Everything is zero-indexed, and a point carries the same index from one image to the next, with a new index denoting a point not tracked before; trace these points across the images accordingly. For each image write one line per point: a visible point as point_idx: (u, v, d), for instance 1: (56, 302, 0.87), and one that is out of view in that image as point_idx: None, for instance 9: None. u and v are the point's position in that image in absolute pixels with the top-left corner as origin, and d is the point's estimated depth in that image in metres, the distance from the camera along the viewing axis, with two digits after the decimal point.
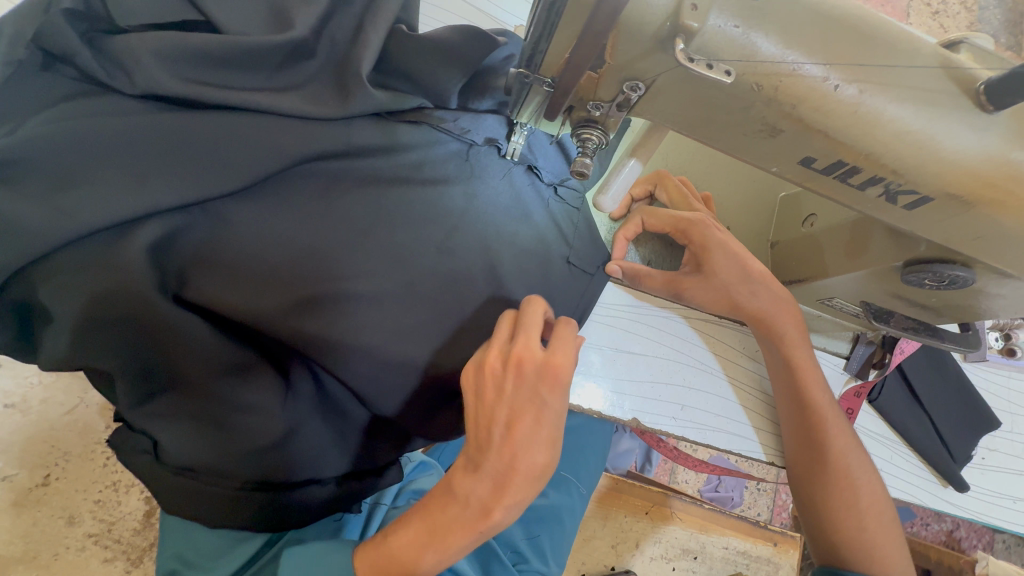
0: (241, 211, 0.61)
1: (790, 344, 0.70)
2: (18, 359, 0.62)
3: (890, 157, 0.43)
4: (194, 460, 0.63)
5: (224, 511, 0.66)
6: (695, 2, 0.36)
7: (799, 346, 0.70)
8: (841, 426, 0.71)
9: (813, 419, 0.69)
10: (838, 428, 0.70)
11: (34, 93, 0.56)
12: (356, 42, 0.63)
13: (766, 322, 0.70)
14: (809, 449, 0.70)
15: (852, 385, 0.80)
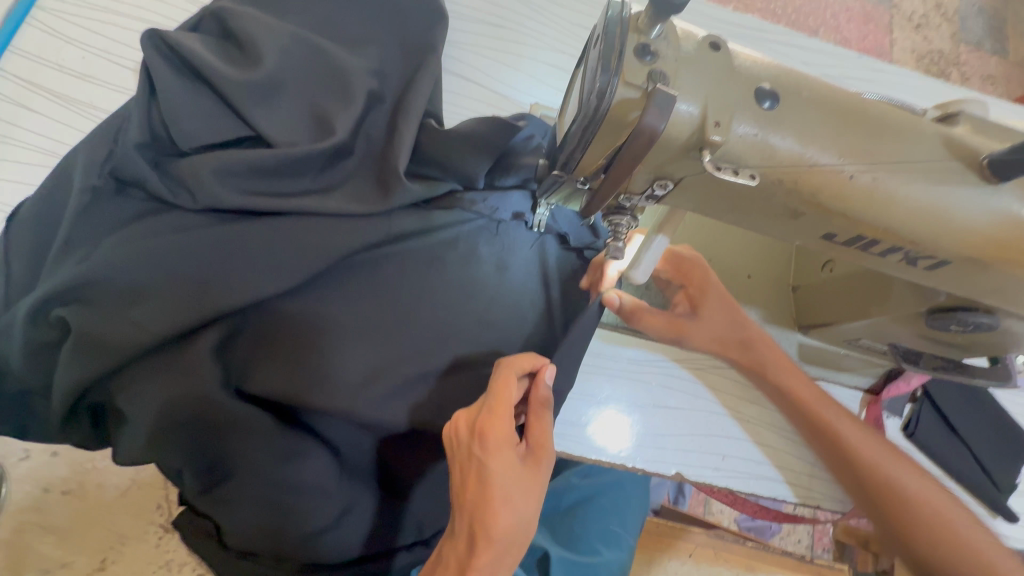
0: (294, 304, 0.64)
1: (782, 373, 0.69)
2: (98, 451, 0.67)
3: (907, 229, 0.46)
4: (256, 544, 0.66)
5: None
6: (717, 119, 0.40)
7: (800, 376, 0.69)
8: (901, 469, 0.64)
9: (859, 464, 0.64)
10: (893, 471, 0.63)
11: (107, 215, 0.61)
12: (391, 140, 0.68)
13: (755, 350, 0.70)
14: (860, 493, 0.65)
15: (891, 424, 0.82)
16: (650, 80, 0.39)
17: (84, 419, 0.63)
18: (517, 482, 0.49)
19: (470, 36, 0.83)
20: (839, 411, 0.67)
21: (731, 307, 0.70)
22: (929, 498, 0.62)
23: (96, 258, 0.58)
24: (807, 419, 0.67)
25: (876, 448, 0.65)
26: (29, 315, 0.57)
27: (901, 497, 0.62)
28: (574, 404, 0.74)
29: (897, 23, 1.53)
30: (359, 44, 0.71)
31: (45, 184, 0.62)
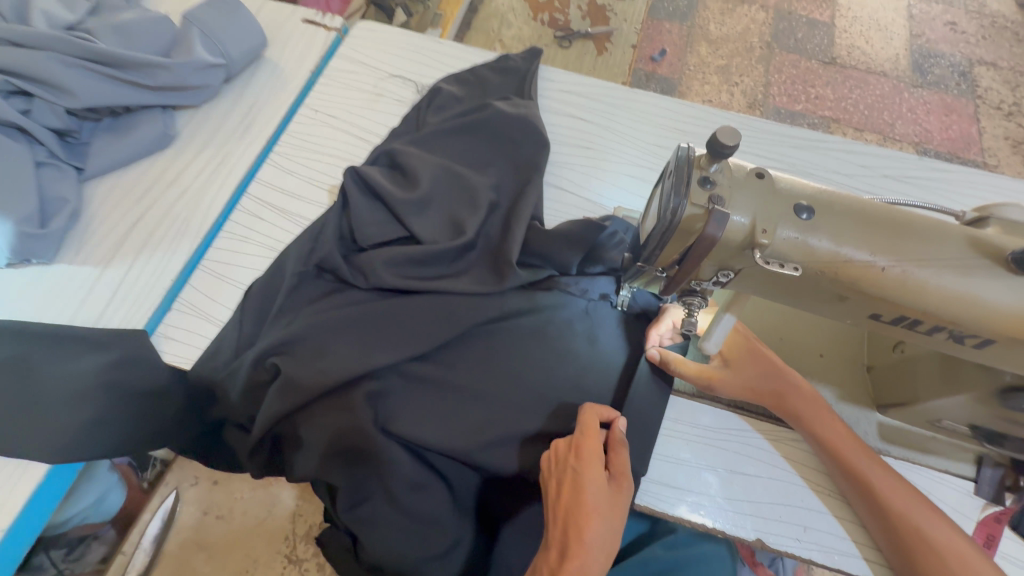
0: (428, 362, 0.83)
1: (817, 424, 0.78)
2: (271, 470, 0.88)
3: (944, 311, 0.55)
4: (382, 561, 0.79)
5: None
6: (764, 227, 0.54)
7: (834, 422, 0.78)
8: (925, 516, 0.72)
9: (886, 509, 0.73)
10: (916, 517, 0.72)
11: (307, 292, 0.85)
12: (506, 237, 0.89)
13: (786, 399, 0.80)
14: (888, 535, 0.73)
15: (991, 512, 0.79)
16: (710, 201, 0.55)
17: (273, 444, 0.84)
18: (602, 494, 0.66)
19: (565, 156, 1.06)
20: (872, 461, 0.76)
21: (761, 358, 0.81)
22: (947, 542, 0.71)
23: (300, 323, 0.81)
24: (844, 469, 0.76)
25: (902, 496, 0.74)
26: (252, 363, 0.79)
27: (922, 539, 0.71)
28: (657, 464, 0.82)
29: (982, 113, 1.72)
30: (485, 168, 0.95)
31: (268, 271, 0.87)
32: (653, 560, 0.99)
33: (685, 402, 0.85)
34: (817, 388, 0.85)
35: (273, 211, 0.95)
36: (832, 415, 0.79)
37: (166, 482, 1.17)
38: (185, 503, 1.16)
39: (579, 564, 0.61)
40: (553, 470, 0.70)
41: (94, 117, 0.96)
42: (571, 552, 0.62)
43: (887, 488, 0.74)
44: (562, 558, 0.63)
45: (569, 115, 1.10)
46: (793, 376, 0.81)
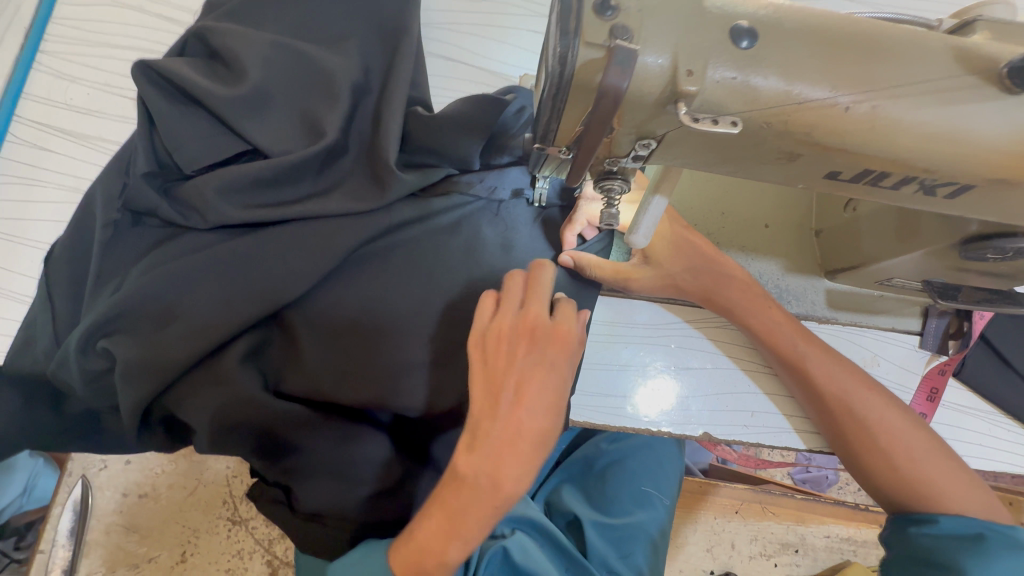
0: (310, 307, 0.67)
1: (748, 314, 0.70)
2: (170, 450, 0.73)
3: (919, 158, 0.42)
4: (319, 508, 0.71)
5: (346, 547, 0.73)
6: (689, 68, 0.38)
7: (768, 309, 0.70)
8: (860, 395, 0.67)
9: (820, 392, 0.68)
10: (851, 397, 0.67)
11: (131, 246, 0.65)
12: (381, 133, 0.69)
13: (714, 297, 0.70)
14: (822, 415, 0.69)
15: (935, 363, 0.76)
16: (612, 36, 0.37)
17: (156, 430, 0.69)
18: (554, 384, 0.58)
19: (451, 14, 0.82)
20: (810, 344, 0.69)
21: (684, 254, 0.69)
22: (881, 419, 0.67)
23: (126, 287, 0.62)
24: (778, 355, 0.70)
25: (841, 376, 0.68)
26: (77, 348, 0.62)
27: (855, 418, 0.67)
28: (591, 375, 0.73)
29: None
30: (339, 39, 0.71)
31: (72, 225, 0.66)
32: (594, 455, 1.00)
33: (614, 304, 0.75)
34: (762, 264, 0.77)
35: (67, 139, 0.71)
36: (769, 302, 0.70)
37: (68, 472, 1.02)
38: (96, 490, 1.04)
39: (526, 459, 0.56)
40: (500, 352, 0.58)
41: None
42: (518, 447, 0.56)
43: (825, 370, 0.68)
44: (510, 457, 0.55)
45: None
46: (728, 267, 0.70)
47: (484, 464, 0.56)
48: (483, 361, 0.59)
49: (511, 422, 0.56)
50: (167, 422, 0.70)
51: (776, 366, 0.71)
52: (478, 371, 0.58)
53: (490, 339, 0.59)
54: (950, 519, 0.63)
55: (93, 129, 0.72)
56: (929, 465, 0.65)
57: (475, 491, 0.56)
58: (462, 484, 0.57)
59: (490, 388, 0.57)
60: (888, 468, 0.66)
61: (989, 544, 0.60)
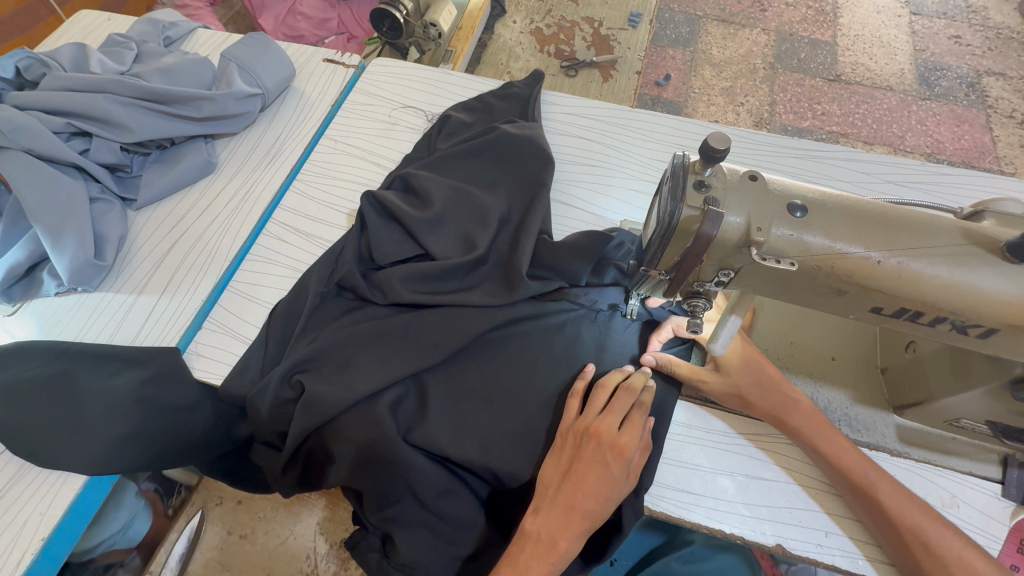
0: (442, 373, 0.86)
1: (816, 436, 0.78)
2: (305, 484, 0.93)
3: (943, 303, 0.56)
4: (413, 559, 0.82)
5: None
6: (758, 226, 0.57)
7: (836, 436, 0.78)
8: (937, 531, 0.70)
9: (894, 525, 0.71)
10: (927, 533, 0.70)
11: (330, 310, 0.90)
12: (515, 250, 0.92)
13: (781, 418, 0.80)
14: (897, 548, 0.72)
15: (1021, 515, 0.76)
16: (705, 203, 0.58)
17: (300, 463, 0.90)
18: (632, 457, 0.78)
19: (572, 174, 1.10)
20: (878, 473, 0.75)
21: (751, 373, 0.82)
22: (958, 559, 0.68)
23: (320, 341, 0.85)
24: (850, 479, 0.75)
25: (912, 509, 0.72)
26: (279, 382, 0.83)
27: (933, 557, 0.69)
28: (669, 469, 0.82)
29: (996, 122, 1.93)
30: (494, 187, 0.99)
31: (292, 293, 0.92)
32: (663, 572, 1.01)
33: (694, 408, 0.86)
34: (830, 392, 0.86)
35: (297, 235, 1.02)
36: (835, 431, 0.78)
37: (192, 502, 1.21)
38: (208, 522, 1.18)
39: (604, 509, 0.75)
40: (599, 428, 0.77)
41: (144, 152, 1.06)
42: (573, 517, 0.73)
43: (894, 501, 0.72)
44: (596, 505, 0.74)
45: (574, 136, 1.15)
46: (792, 392, 0.81)
47: (580, 509, 0.74)
48: (561, 447, 0.79)
49: (570, 495, 0.75)
50: (311, 455, 0.89)
51: (844, 492, 0.76)
52: (579, 442, 0.78)
53: (591, 418, 0.79)
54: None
55: (316, 230, 1.02)
56: None
57: (567, 532, 0.73)
58: (555, 528, 0.73)
59: (561, 467, 0.77)
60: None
61: None
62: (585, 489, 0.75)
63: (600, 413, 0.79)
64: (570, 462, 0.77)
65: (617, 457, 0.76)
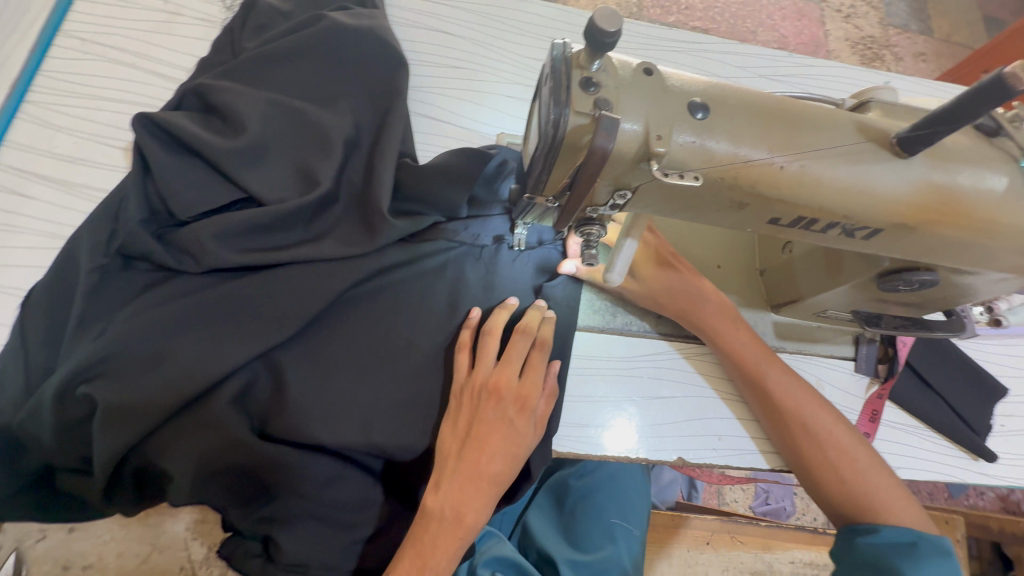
0: (298, 348, 0.69)
1: (718, 332, 0.78)
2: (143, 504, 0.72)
3: (839, 207, 0.52)
4: (304, 556, 0.68)
5: None
6: (659, 133, 0.47)
7: (735, 329, 0.78)
8: (813, 411, 0.75)
9: (780, 407, 0.75)
10: (806, 414, 0.75)
11: (121, 289, 0.66)
12: (371, 182, 0.74)
13: (693, 315, 0.78)
14: (783, 431, 0.76)
15: (874, 389, 0.86)
16: (596, 107, 0.45)
17: (126, 485, 0.69)
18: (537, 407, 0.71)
19: (432, 80, 0.90)
20: (773, 363, 0.77)
21: (669, 274, 0.77)
22: (832, 435, 0.74)
23: (111, 334, 0.62)
24: (744, 369, 0.77)
25: (796, 392, 0.76)
26: (56, 399, 0.61)
27: (807, 434, 0.74)
28: (573, 406, 0.78)
29: (827, 16, 2.01)
30: (331, 99, 0.76)
31: (52, 270, 0.66)
32: (563, 490, 1.03)
33: (592, 337, 0.81)
34: None
35: (48, 186, 0.72)
36: (736, 323, 0.79)
37: None
38: (31, 565, 0.94)
39: (512, 466, 0.68)
40: (497, 384, 0.70)
41: None
42: (480, 484, 0.66)
43: (787, 387, 0.76)
44: (502, 464, 0.68)
45: (429, 28, 0.93)
46: (707, 287, 0.78)
47: (487, 472, 0.67)
48: (456, 411, 0.70)
49: (473, 462, 0.67)
50: (140, 472, 0.68)
51: (739, 382, 0.79)
52: (478, 403, 0.69)
53: (487, 375, 0.70)
54: (890, 530, 0.70)
55: (77, 176, 0.73)
56: (872, 479, 0.73)
57: (475, 499, 0.66)
58: (461, 502, 0.65)
59: (459, 433, 0.68)
60: (839, 481, 0.73)
61: (921, 551, 0.68)
62: (488, 452, 0.67)
63: (496, 364, 0.71)
64: (468, 427, 0.68)
65: (520, 410, 0.69)
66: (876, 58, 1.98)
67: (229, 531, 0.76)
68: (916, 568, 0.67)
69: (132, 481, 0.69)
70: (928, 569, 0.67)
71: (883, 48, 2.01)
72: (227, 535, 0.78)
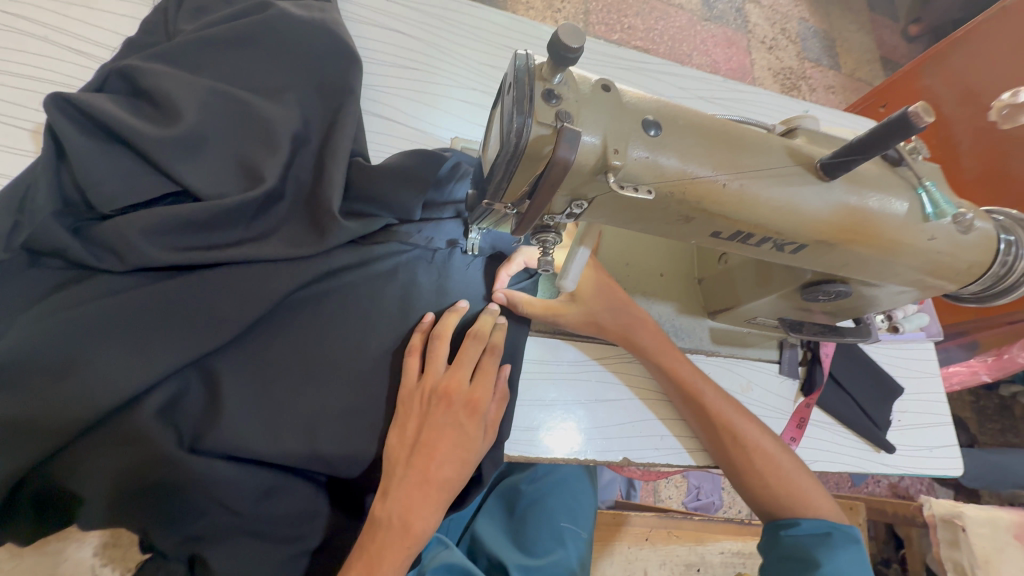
0: (237, 354, 0.65)
1: (659, 351, 0.81)
2: (43, 532, 0.64)
3: (771, 223, 0.57)
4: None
5: None
6: (615, 148, 0.49)
7: (672, 351, 0.82)
8: (743, 424, 0.80)
9: (714, 423, 0.80)
10: (737, 426, 0.80)
11: (27, 288, 0.59)
12: (320, 181, 0.71)
13: (630, 338, 0.80)
14: (715, 442, 0.81)
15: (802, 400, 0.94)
16: (558, 118, 0.47)
17: (23, 507, 0.61)
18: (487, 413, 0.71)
19: (384, 79, 0.89)
20: (706, 383, 0.82)
21: (593, 306, 0.78)
22: (760, 444, 0.80)
23: (16, 337, 0.56)
24: (683, 390, 0.81)
25: (728, 408, 0.80)
26: None
27: (738, 444, 0.80)
28: (523, 411, 0.79)
29: (753, 47, 2.19)
30: (277, 91, 0.72)
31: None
32: (514, 496, 1.04)
33: (541, 342, 0.83)
34: (660, 307, 0.90)
35: None
36: (673, 346, 0.82)
37: None
38: None
39: (461, 472, 0.68)
40: (446, 392, 0.69)
41: None
42: (430, 490, 0.65)
43: (718, 403, 0.80)
44: (452, 470, 0.67)
45: (382, 27, 0.91)
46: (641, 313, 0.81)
47: (436, 479, 0.66)
48: (404, 416, 0.68)
49: (422, 468, 0.65)
50: (41, 494, 0.60)
51: (677, 399, 0.82)
52: (428, 409, 0.68)
53: (435, 384, 0.69)
54: (809, 521, 0.77)
55: None
56: (794, 480, 0.80)
57: (425, 505, 0.65)
58: (409, 510, 0.64)
59: (407, 439, 0.67)
60: (766, 486, 0.79)
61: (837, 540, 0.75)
62: (435, 461, 0.66)
63: (446, 368, 0.71)
64: (412, 438, 0.67)
65: (471, 413, 0.69)
66: (794, 87, 2.18)
67: (146, 553, 0.69)
68: (831, 555, 0.74)
69: (30, 505, 0.61)
70: (841, 555, 0.74)
71: (799, 80, 2.22)
72: (145, 554, 0.70)
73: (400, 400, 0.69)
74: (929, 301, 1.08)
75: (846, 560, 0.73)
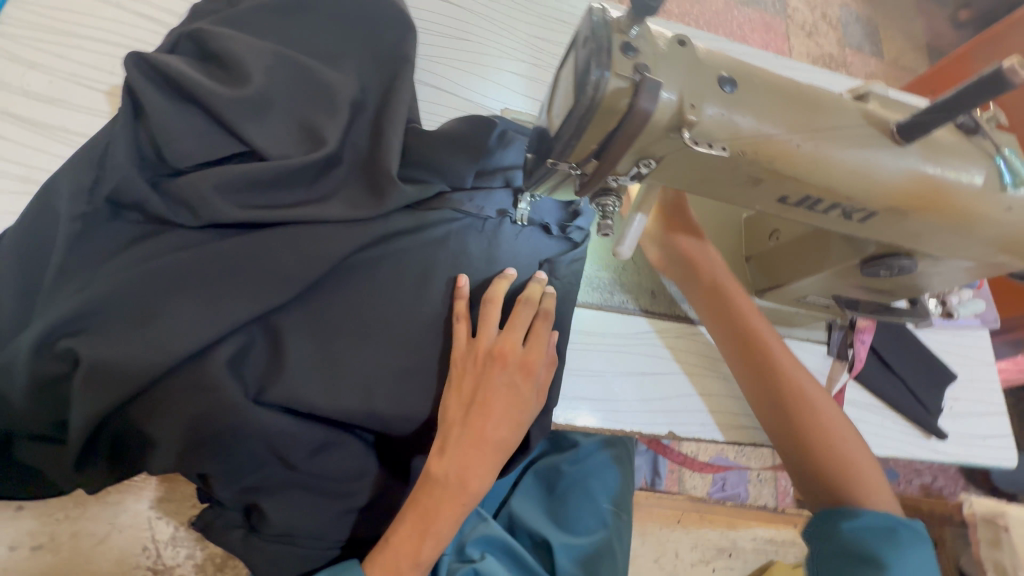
0: (299, 312, 0.66)
1: (748, 317, 0.80)
2: (120, 475, 0.69)
3: (843, 188, 0.56)
4: (290, 527, 0.68)
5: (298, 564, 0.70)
6: (692, 103, 0.48)
7: (755, 318, 0.80)
8: (819, 400, 0.79)
9: (790, 395, 0.78)
10: (813, 401, 0.78)
11: (105, 240, 0.61)
12: (378, 145, 0.71)
13: (721, 300, 0.80)
14: (783, 416, 0.78)
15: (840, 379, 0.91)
16: (636, 71, 0.46)
17: (101, 449, 0.65)
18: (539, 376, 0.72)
19: (435, 50, 0.89)
20: (783, 353, 0.80)
21: (714, 265, 0.80)
22: (830, 423, 0.78)
23: (98, 286, 0.58)
24: (759, 357, 0.79)
25: (804, 381, 0.79)
26: (31, 354, 0.57)
27: (811, 420, 0.77)
28: (569, 381, 0.79)
29: (792, 32, 2.12)
30: (338, 58, 0.73)
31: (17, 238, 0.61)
32: (555, 475, 1.06)
33: (588, 313, 0.83)
34: None
35: (19, 125, 0.66)
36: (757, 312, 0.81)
37: None
38: None
39: (514, 432, 0.69)
40: (499, 355, 0.70)
41: None
42: (484, 448, 0.66)
43: (792, 371, 0.78)
44: (505, 430, 0.68)
45: None
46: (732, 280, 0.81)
47: (490, 437, 0.67)
48: (459, 378, 0.69)
49: (478, 427, 0.67)
50: (118, 436, 0.64)
51: (749, 371, 0.80)
52: (481, 370, 0.69)
53: (488, 347, 0.70)
54: (873, 515, 0.73)
55: (50, 117, 0.67)
56: (863, 464, 0.77)
57: (479, 462, 0.66)
58: (465, 466, 0.65)
59: (463, 400, 0.68)
60: (831, 463, 0.77)
61: (905, 538, 0.72)
62: (489, 419, 0.67)
63: (499, 332, 0.72)
64: (467, 396, 0.68)
65: (525, 375, 0.70)
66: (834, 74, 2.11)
67: (206, 501, 0.73)
68: (899, 553, 0.70)
69: (108, 445, 0.65)
70: (908, 552, 0.71)
71: (840, 67, 2.14)
72: (202, 502, 0.75)
73: (455, 359, 0.70)
74: (986, 287, 1.04)
75: (913, 558, 0.71)
